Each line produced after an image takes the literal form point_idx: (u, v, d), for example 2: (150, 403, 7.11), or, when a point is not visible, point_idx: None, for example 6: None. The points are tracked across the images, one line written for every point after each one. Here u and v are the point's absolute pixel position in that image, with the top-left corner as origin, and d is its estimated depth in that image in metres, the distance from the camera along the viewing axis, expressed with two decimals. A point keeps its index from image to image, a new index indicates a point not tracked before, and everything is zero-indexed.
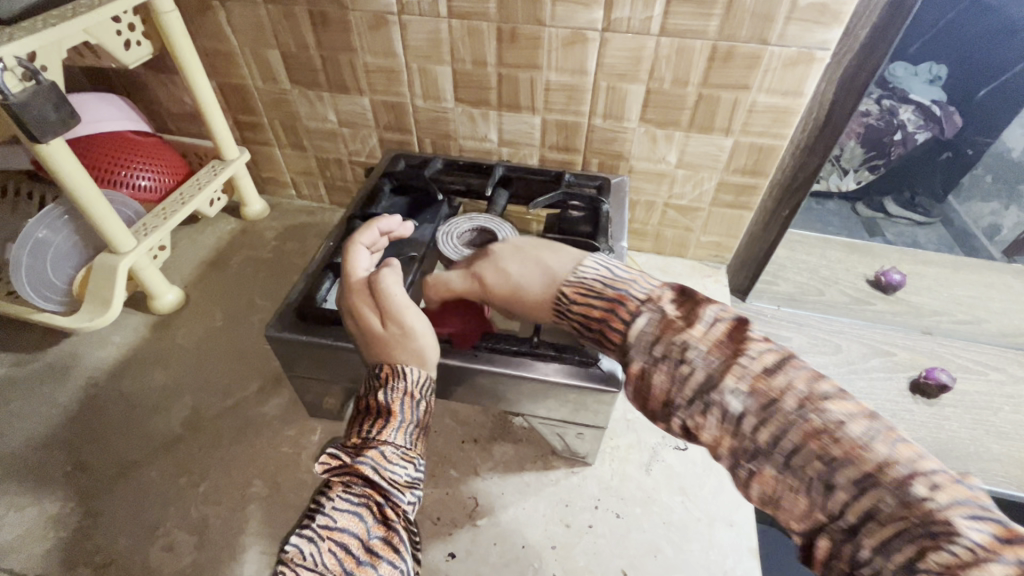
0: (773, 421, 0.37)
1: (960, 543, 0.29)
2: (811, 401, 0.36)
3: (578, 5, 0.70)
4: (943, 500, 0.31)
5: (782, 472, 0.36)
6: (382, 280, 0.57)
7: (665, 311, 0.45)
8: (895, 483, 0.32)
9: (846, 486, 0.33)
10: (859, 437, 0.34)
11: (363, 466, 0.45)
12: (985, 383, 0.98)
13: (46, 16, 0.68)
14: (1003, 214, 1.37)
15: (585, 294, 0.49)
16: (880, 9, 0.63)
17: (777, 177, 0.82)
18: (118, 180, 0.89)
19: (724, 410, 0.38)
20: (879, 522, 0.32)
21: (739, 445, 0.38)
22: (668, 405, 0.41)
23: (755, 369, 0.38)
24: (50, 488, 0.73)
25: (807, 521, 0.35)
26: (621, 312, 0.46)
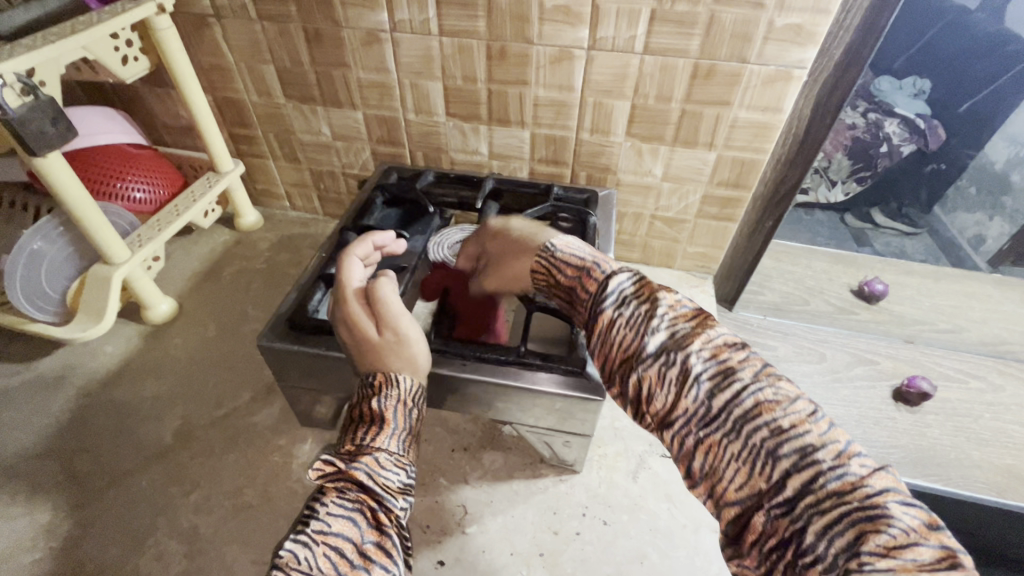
0: (731, 385, 0.39)
1: (896, 525, 0.31)
2: (762, 374, 0.39)
3: (562, 25, 0.72)
4: (877, 486, 0.33)
5: (729, 438, 0.38)
6: (379, 288, 0.58)
7: (640, 279, 0.48)
8: (837, 462, 0.34)
9: (789, 455, 0.35)
10: (806, 414, 0.36)
11: (358, 473, 0.46)
12: (965, 391, 1.00)
13: (46, 33, 0.69)
14: (987, 224, 1.39)
15: (565, 252, 0.54)
16: (854, 29, 0.66)
17: (760, 190, 0.84)
18: (113, 192, 0.91)
19: (687, 372, 0.40)
20: (816, 496, 0.34)
21: (693, 407, 0.39)
22: (634, 364, 0.43)
23: (717, 340, 0.41)
24: (40, 498, 0.73)
25: (745, 491, 0.37)
26: (597, 274, 0.50)
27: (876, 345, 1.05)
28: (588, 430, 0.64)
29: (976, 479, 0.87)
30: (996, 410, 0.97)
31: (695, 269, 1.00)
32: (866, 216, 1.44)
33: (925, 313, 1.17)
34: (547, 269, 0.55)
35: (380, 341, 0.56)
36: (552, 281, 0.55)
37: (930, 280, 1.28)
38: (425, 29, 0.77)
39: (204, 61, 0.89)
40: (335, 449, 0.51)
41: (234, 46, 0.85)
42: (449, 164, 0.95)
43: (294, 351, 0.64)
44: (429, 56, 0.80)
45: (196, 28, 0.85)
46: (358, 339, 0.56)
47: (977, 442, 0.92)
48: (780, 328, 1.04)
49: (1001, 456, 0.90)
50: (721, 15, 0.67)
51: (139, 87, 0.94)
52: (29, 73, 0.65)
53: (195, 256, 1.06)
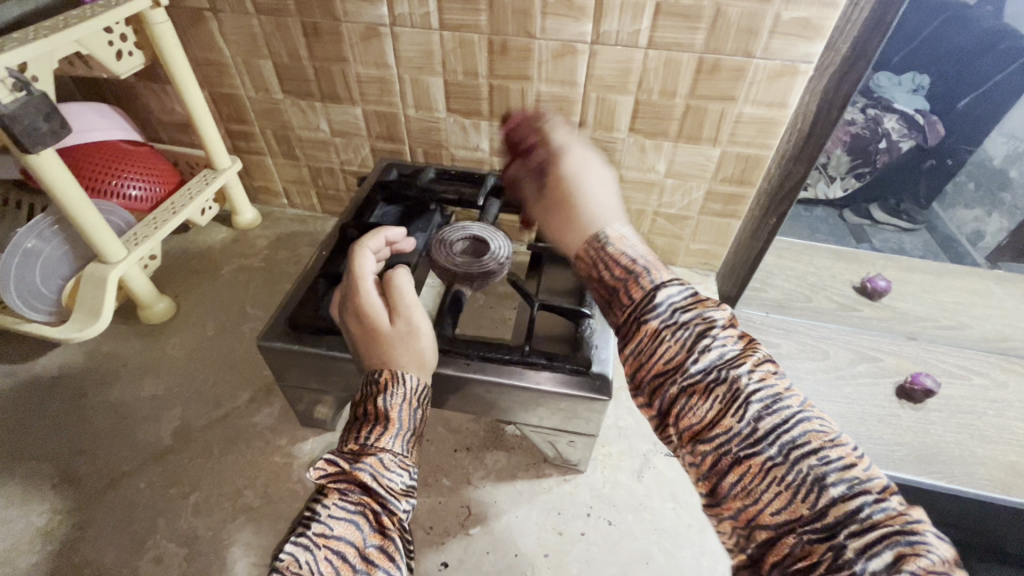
0: (780, 411, 0.38)
1: (933, 551, 0.32)
2: (809, 405, 0.39)
3: (565, 19, 0.71)
4: (917, 516, 0.34)
5: (774, 462, 0.37)
6: (396, 279, 0.57)
7: (691, 293, 0.46)
8: (882, 496, 0.35)
9: (836, 484, 0.35)
10: (853, 448, 0.37)
11: (362, 474, 0.45)
12: (968, 387, 1.00)
13: (39, 27, 0.68)
14: (985, 220, 1.34)
15: (617, 248, 0.50)
16: (861, 24, 0.65)
17: (764, 186, 0.84)
18: (108, 189, 0.89)
19: (736, 392, 0.39)
20: (860, 525, 0.34)
21: (739, 427, 0.38)
22: (677, 378, 0.42)
23: (765, 363, 0.41)
24: (37, 499, 0.72)
25: (782, 516, 0.36)
26: (644, 281, 0.47)
27: (876, 342, 1.04)
28: (594, 430, 0.63)
29: (979, 476, 0.87)
30: (998, 407, 0.97)
31: (698, 266, 0.99)
32: (864, 212, 1.46)
33: (926, 309, 1.16)
34: (593, 262, 0.51)
35: (392, 331, 0.55)
36: (593, 275, 0.51)
37: (930, 277, 1.28)
38: (426, 23, 0.75)
39: (199, 56, 0.87)
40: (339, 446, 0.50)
41: (231, 41, 0.84)
42: (450, 160, 0.94)
43: (295, 349, 0.63)
44: (430, 51, 0.79)
45: (192, 23, 0.83)
46: (369, 330, 0.55)
47: (981, 439, 0.91)
48: (782, 325, 1.04)
49: (1004, 453, 0.90)
50: (727, 8, 0.66)
51: (135, 83, 0.93)
52: (21, 68, 0.64)
53: (191, 253, 1.04)
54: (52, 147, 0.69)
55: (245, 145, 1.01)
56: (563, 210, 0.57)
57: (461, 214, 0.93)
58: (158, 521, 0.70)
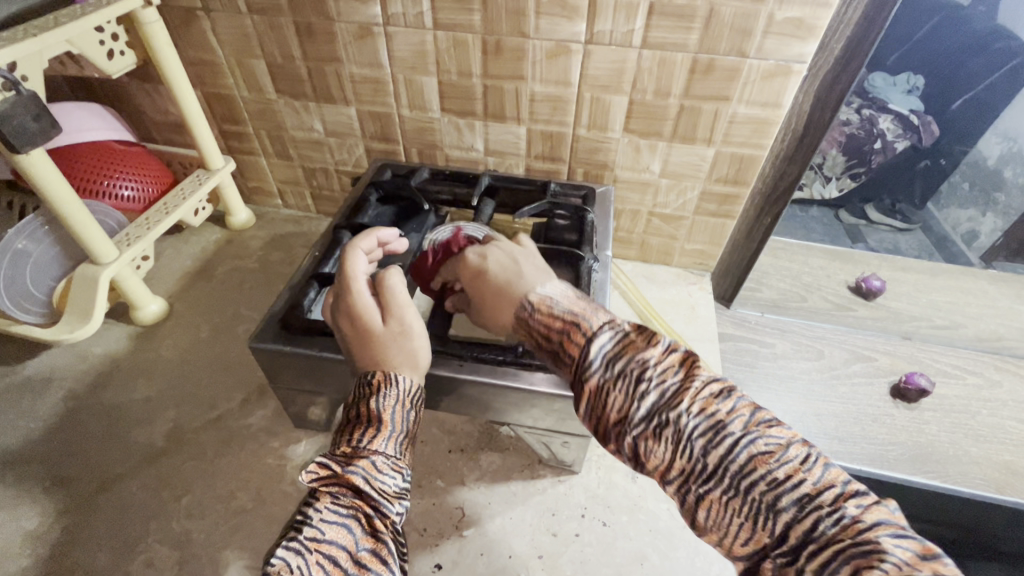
0: (724, 441, 0.39)
1: (888, 559, 0.33)
2: (752, 426, 0.40)
3: (559, 19, 0.71)
4: (870, 521, 0.35)
5: (728, 495, 0.38)
6: (388, 279, 0.56)
7: (621, 334, 0.46)
8: (834, 506, 0.36)
9: (788, 508, 0.37)
10: (798, 462, 0.38)
11: (354, 477, 0.45)
12: (962, 387, 1.00)
13: (29, 26, 0.67)
14: (980, 220, 1.39)
15: (546, 310, 0.50)
16: (854, 24, 0.65)
17: (758, 186, 0.84)
18: (99, 190, 0.88)
19: (680, 432, 0.40)
20: (817, 544, 0.35)
21: (691, 466, 0.40)
22: (627, 428, 0.42)
23: (704, 392, 0.41)
24: (27, 503, 0.72)
25: (750, 544, 0.38)
26: (581, 333, 0.48)
27: (871, 342, 1.04)
28: (588, 430, 0.63)
29: (973, 476, 0.87)
30: (993, 406, 0.97)
31: (693, 266, 0.99)
32: (860, 212, 1.44)
33: (920, 309, 1.16)
34: (529, 329, 0.51)
35: (385, 332, 0.54)
36: (534, 341, 0.51)
37: (925, 277, 1.28)
38: (419, 23, 0.75)
39: (192, 57, 0.87)
40: (331, 449, 0.49)
41: (223, 40, 0.83)
42: (444, 160, 0.94)
43: (288, 351, 0.63)
44: (424, 51, 0.78)
45: (184, 23, 0.83)
46: (362, 332, 0.54)
47: (976, 438, 0.92)
48: (777, 325, 1.04)
49: (998, 452, 0.90)
50: (721, 7, 0.66)
51: (127, 82, 0.92)
52: (10, 67, 0.64)
53: (184, 254, 1.03)
54: (42, 147, 0.68)
55: (238, 146, 1.00)
56: (486, 279, 0.56)
57: (455, 214, 0.93)
58: (149, 524, 0.70)
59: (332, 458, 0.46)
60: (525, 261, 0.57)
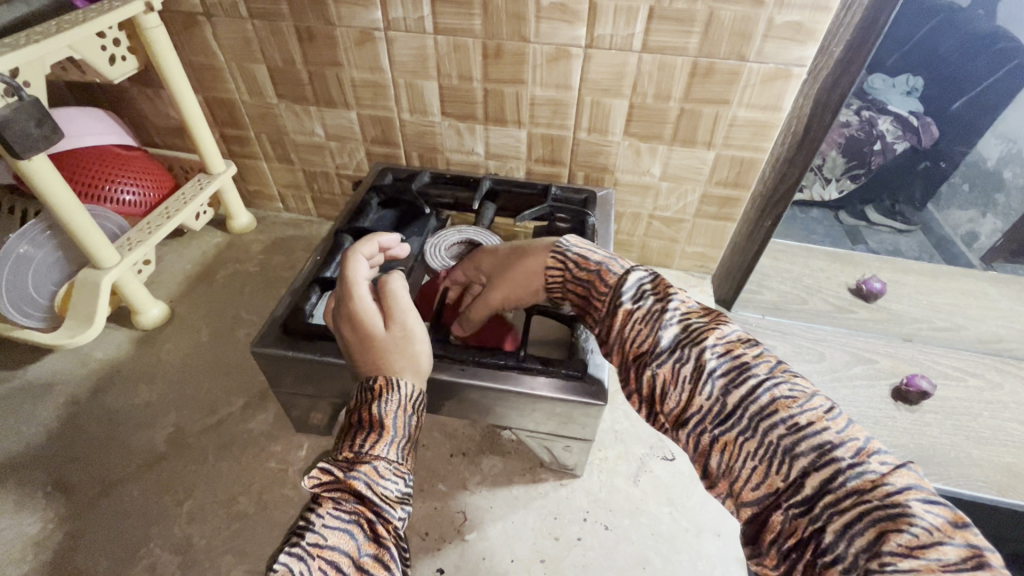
0: (746, 382, 0.40)
1: (918, 524, 0.31)
2: (777, 370, 0.40)
3: (559, 23, 0.71)
4: (899, 484, 0.33)
5: (744, 435, 0.39)
6: (390, 284, 0.57)
7: (656, 279, 0.51)
8: (856, 459, 0.35)
9: (807, 454, 0.36)
10: (823, 411, 0.37)
11: (356, 483, 0.45)
12: (964, 389, 1.00)
13: (31, 32, 0.68)
14: (980, 221, 1.40)
15: (579, 252, 0.56)
16: (853, 27, 0.65)
17: (759, 189, 0.84)
18: (102, 194, 0.89)
19: (700, 369, 0.42)
20: (836, 495, 0.34)
21: (708, 405, 0.41)
22: (649, 362, 0.45)
23: (730, 337, 0.43)
24: (29, 508, 0.72)
25: (763, 490, 0.37)
26: (613, 270, 0.53)
27: (871, 344, 1.04)
28: (590, 433, 0.63)
29: (975, 477, 0.87)
30: (994, 408, 0.97)
31: (694, 269, 0.99)
32: (861, 214, 1.45)
33: (920, 311, 1.17)
34: (560, 269, 0.56)
35: (387, 337, 0.54)
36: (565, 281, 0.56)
37: (925, 278, 1.28)
38: (420, 27, 0.75)
39: (193, 61, 0.87)
40: (333, 453, 0.49)
41: (224, 45, 0.83)
42: (445, 164, 0.94)
43: (288, 356, 0.63)
44: (424, 56, 0.79)
45: (185, 28, 0.83)
46: (365, 336, 0.54)
47: (977, 440, 0.92)
48: (778, 327, 1.04)
49: (1000, 454, 0.90)
50: (721, 11, 0.66)
51: (128, 87, 0.92)
52: (13, 72, 0.64)
53: (185, 258, 1.04)
54: (42, 153, 0.68)
55: (239, 150, 1.00)
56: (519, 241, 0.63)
57: (456, 217, 0.93)
58: (151, 529, 0.69)
59: (334, 464, 0.46)
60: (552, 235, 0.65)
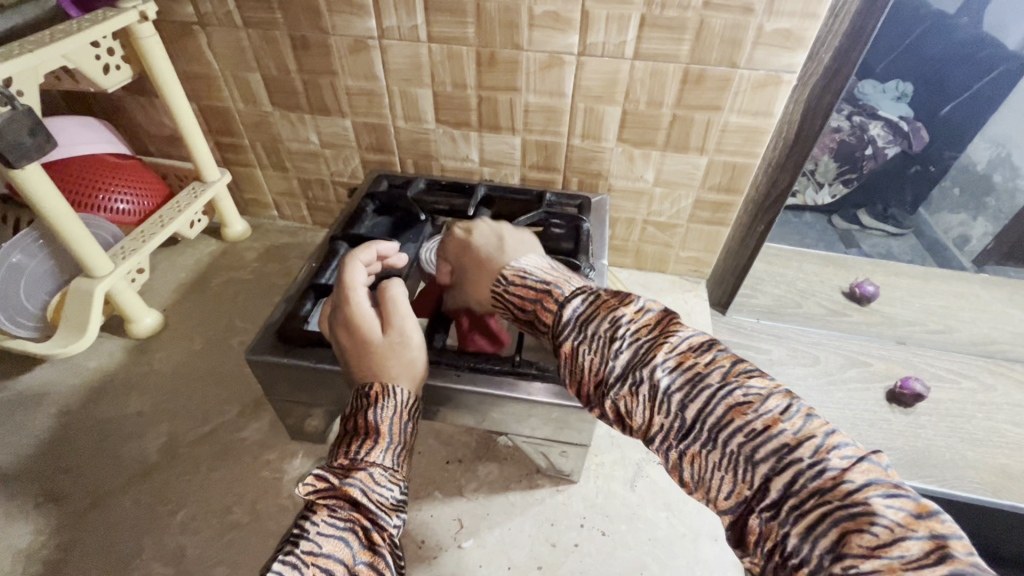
0: (701, 392, 0.40)
1: (879, 522, 0.32)
2: (730, 377, 0.40)
3: (552, 31, 0.72)
4: (858, 481, 0.34)
5: (707, 448, 0.39)
6: (391, 291, 0.57)
7: (594, 298, 0.49)
8: (815, 459, 0.36)
9: (766, 460, 0.37)
10: (778, 412, 0.38)
11: (352, 489, 0.45)
12: (957, 391, 1.01)
13: (25, 42, 0.68)
14: (971, 224, 1.40)
15: (520, 283, 0.54)
16: (841, 36, 0.66)
17: (751, 194, 0.85)
18: (96, 204, 0.88)
19: (656, 387, 0.42)
20: (797, 499, 0.35)
21: (670, 422, 0.41)
22: (607, 388, 0.45)
23: (682, 347, 0.43)
24: (19, 520, 0.71)
25: (733, 499, 0.39)
26: (553, 299, 0.51)
27: (863, 346, 1.05)
28: (586, 438, 0.63)
29: (969, 479, 0.87)
30: (988, 410, 0.98)
31: (686, 276, 1.00)
32: (853, 217, 1.46)
33: (913, 315, 1.17)
34: (506, 304, 0.56)
35: (384, 344, 0.54)
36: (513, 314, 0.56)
37: (916, 281, 1.28)
38: (415, 36, 0.76)
39: (186, 71, 0.87)
40: (327, 462, 0.49)
41: (218, 54, 0.84)
42: (439, 171, 0.94)
43: (285, 362, 0.62)
44: (419, 64, 0.79)
45: (178, 37, 0.83)
46: (360, 346, 0.54)
47: (971, 442, 0.92)
48: (771, 331, 1.05)
49: (995, 455, 0.90)
50: (711, 19, 0.67)
51: (123, 96, 0.92)
52: (6, 82, 0.64)
53: (181, 265, 1.03)
54: (38, 161, 0.68)
55: (233, 158, 1.00)
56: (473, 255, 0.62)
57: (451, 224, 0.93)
58: (143, 539, 0.69)
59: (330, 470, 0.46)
60: (509, 238, 0.63)
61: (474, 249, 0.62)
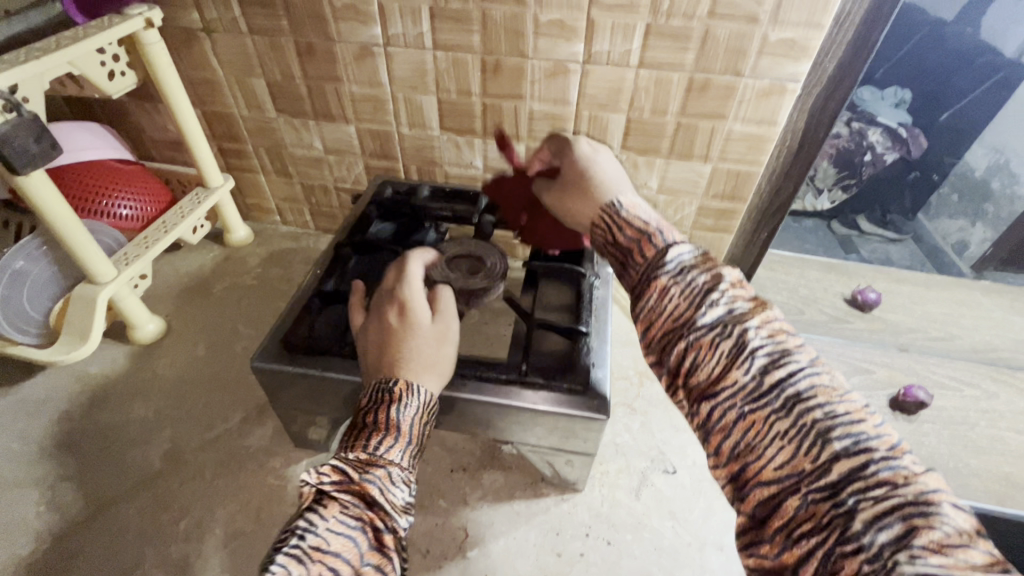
0: (787, 365, 0.39)
1: (947, 524, 0.31)
2: (818, 362, 0.40)
3: (557, 39, 0.72)
4: (929, 485, 0.33)
5: (779, 415, 0.38)
6: (445, 296, 0.58)
7: (700, 253, 0.48)
8: (890, 454, 0.35)
9: (841, 439, 0.35)
10: (861, 405, 0.37)
11: (371, 487, 0.45)
12: (961, 398, 1.01)
13: (32, 49, 0.68)
14: (970, 230, 1.40)
15: (631, 214, 0.53)
16: (844, 47, 0.67)
17: (755, 202, 0.85)
18: (98, 209, 0.88)
19: (742, 346, 0.40)
20: (864, 484, 0.34)
21: (744, 380, 0.39)
22: (685, 332, 0.43)
23: (776, 324, 0.42)
24: (20, 528, 0.70)
25: (785, 471, 0.36)
26: (655, 242, 0.50)
27: (866, 354, 1.05)
28: (592, 448, 0.63)
29: (974, 487, 0.87)
30: (991, 417, 0.98)
31: None
32: (852, 223, 1.49)
33: (915, 322, 1.17)
34: (607, 227, 0.55)
35: (426, 339, 0.54)
36: (608, 239, 0.54)
37: (917, 288, 1.29)
38: (419, 43, 0.76)
39: (191, 77, 0.87)
40: (341, 450, 0.48)
41: (224, 60, 0.84)
42: (443, 176, 0.94)
43: (289, 370, 0.62)
44: (423, 71, 0.79)
45: (183, 44, 0.83)
46: (405, 333, 0.54)
47: (975, 450, 0.92)
48: None
49: (999, 464, 0.90)
50: (716, 28, 0.67)
51: (126, 101, 0.92)
52: (12, 89, 0.64)
53: (183, 270, 1.03)
54: (44, 169, 0.68)
55: (236, 163, 1.00)
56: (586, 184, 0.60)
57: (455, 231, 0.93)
58: (146, 547, 0.68)
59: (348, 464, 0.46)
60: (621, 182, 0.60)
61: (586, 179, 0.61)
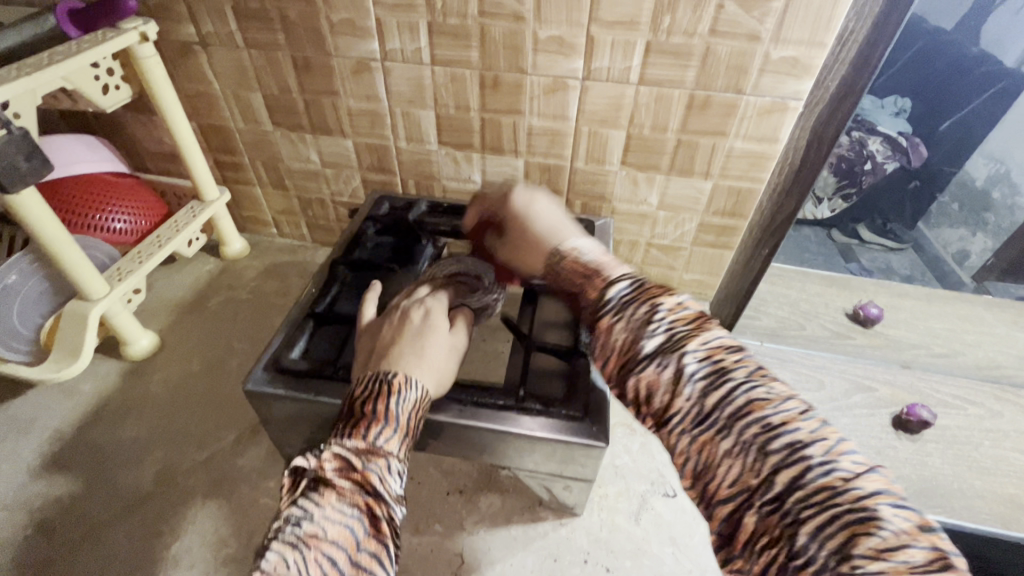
0: (723, 385, 0.37)
1: (886, 527, 0.29)
2: (756, 374, 0.37)
3: (556, 56, 0.71)
4: (869, 487, 0.31)
5: (722, 436, 0.36)
6: (466, 321, 0.60)
7: (640, 283, 0.46)
8: (826, 458, 0.32)
9: (778, 451, 0.33)
10: (797, 412, 0.35)
11: (372, 474, 0.43)
12: (964, 417, 0.99)
13: (24, 64, 0.67)
14: (970, 240, 1.42)
15: (574, 259, 0.53)
16: (843, 69, 0.65)
17: (756, 219, 0.84)
18: (92, 224, 0.87)
19: (680, 370, 0.39)
20: (803, 492, 0.32)
21: (687, 407, 0.38)
22: (631, 366, 0.41)
23: (714, 341, 0.39)
24: (7, 550, 0.69)
25: (736, 488, 0.35)
26: (598, 281, 0.49)
27: (869, 371, 1.04)
28: (591, 473, 0.62)
29: (979, 510, 0.85)
30: (995, 436, 0.97)
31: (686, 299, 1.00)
32: (853, 232, 1.48)
33: (918, 338, 1.16)
34: (557, 278, 0.54)
35: (442, 343, 0.55)
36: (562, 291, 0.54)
37: (918, 302, 1.28)
38: (417, 58, 0.75)
39: (185, 90, 0.86)
40: (338, 439, 0.46)
41: (219, 74, 0.83)
42: (441, 190, 0.93)
43: (283, 393, 0.60)
44: (421, 86, 0.78)
45: (178, 57, 0.82)
46: (427, 331, 0.55)
47: (979, 470, 0.91)
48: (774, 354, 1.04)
49: (1004, 485, 0.89)
50: (717, 46, 0.66)
51: (121, 114, 0.92)
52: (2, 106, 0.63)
53: (179, 284, 1.02)
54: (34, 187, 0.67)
55: (232, 176, 0.99)
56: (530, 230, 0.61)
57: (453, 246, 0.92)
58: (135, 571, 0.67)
59: (348, 451, 0.44)
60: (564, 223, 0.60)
61: (532, 225, 0.61)
